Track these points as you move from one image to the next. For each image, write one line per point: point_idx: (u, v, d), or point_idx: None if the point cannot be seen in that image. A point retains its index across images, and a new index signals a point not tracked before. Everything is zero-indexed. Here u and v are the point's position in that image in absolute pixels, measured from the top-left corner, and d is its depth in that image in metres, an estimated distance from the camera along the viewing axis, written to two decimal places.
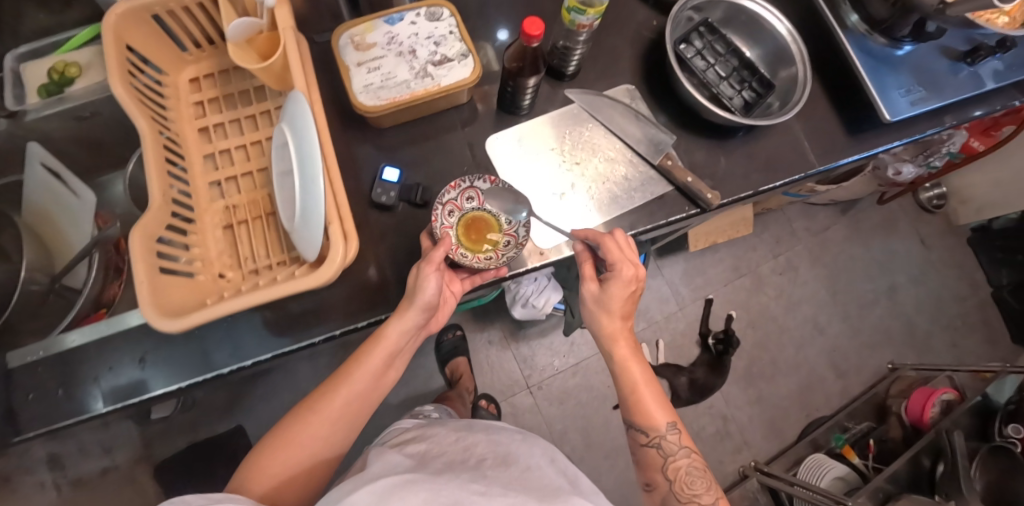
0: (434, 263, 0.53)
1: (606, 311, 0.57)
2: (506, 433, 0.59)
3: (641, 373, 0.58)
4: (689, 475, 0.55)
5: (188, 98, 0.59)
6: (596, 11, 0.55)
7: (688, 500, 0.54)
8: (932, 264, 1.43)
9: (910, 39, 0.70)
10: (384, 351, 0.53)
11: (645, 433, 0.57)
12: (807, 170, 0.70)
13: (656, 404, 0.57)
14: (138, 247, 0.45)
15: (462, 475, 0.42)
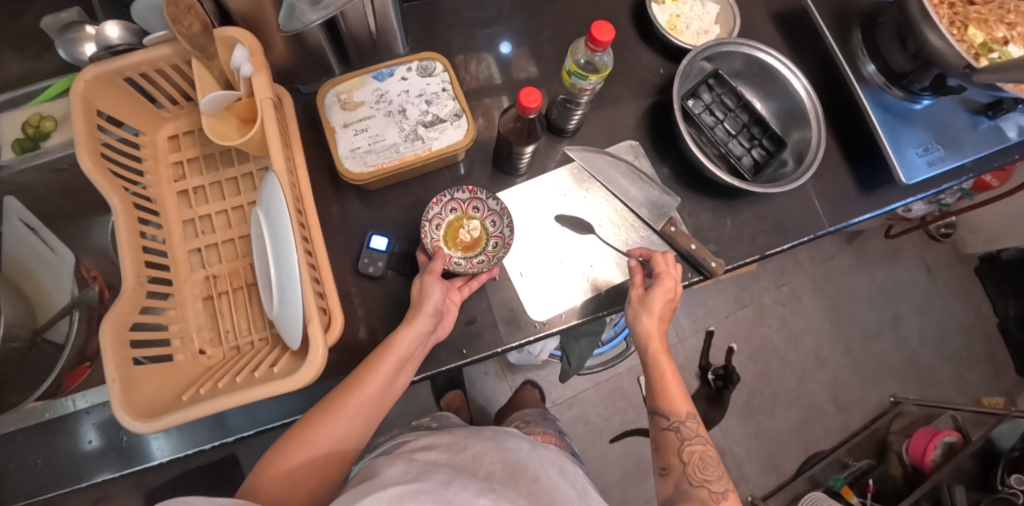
0: (434, 273, 0.52)
1: (647, 310, 0.56)
2: (514, 438, 0.54)
3: (666, 363, 0.57)
4: (703, 461, 0.51)
5: (167, 158, 0.56)
6: (597, 77, 0.52)
7: (700, 484, 0.49)
8: (938, 293, 1.37)
9: (929, 93, 0.66)
10: (396, 360, 0.49)
11: (664, 417, 0.55)
12: (817, 230, 0.67)
13: (679, 391, 0.56)
14: (109, 342, 0.43)
15: (471, 484, 0.37)
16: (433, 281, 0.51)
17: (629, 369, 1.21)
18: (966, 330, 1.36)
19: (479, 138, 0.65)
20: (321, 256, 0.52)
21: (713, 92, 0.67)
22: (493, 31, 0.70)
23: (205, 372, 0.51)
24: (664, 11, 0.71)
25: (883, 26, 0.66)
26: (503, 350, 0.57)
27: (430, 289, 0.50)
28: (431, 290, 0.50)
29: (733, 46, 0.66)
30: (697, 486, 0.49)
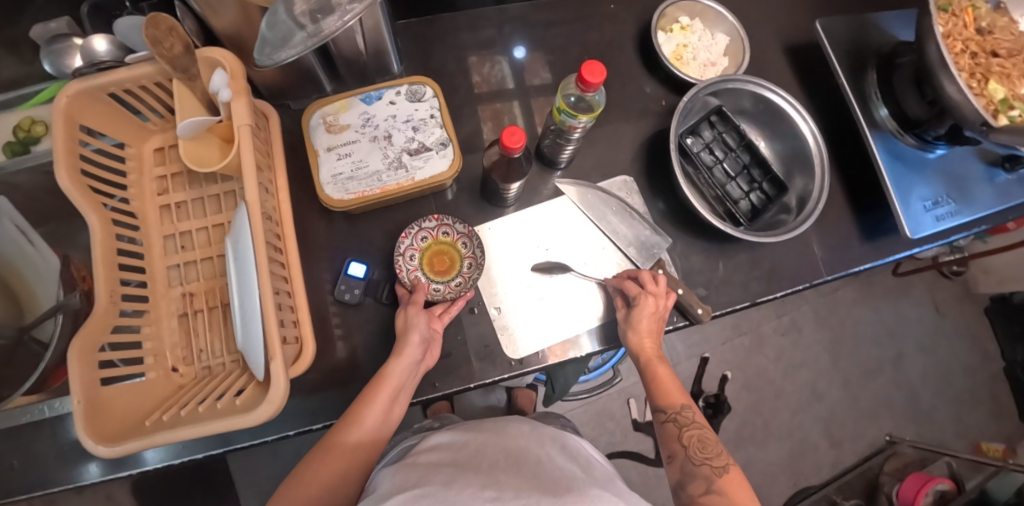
0: (418, 305, 0.51)
1: (632, 327, 0.54)
2: (513, 424, 0.52)
3: (662, 367, 0.55)
4: (703, 441, 0.49)
5: (151, 171, 0.56)
6: (585, 116, 0.50)
7: (703, 462, 0.47)
8: (945, 333, 1.33)
9: (944, 142, 0.64)
10: (390, 390, 0.47)
11: (661, 410, 0.53)
12: (814, 278, 0.65)
13: (673, 382, 0.54)
14: (75, 363, 0.43)
15: (473, 481, 0.37)
16: (418, 313, 0.50)
17: (619, 391, 1.20)
18: (972, 372, 1.31)
19: (468, 164, 0.63)
20: (297, 283, 0.52)
21: (714, 129, 0.65)
22: (491, 52, 0.68)
23: (176, 390, 0.51)
24: (671, 40, 0.68)
25: (900, 69, 0.63)
26: (475, 385, 0.56)
27: (415, 320, 0.50)
28: (416, 321, 0.50)
29: (740, 83, 0.63)
30: (701, 465, 0.47)
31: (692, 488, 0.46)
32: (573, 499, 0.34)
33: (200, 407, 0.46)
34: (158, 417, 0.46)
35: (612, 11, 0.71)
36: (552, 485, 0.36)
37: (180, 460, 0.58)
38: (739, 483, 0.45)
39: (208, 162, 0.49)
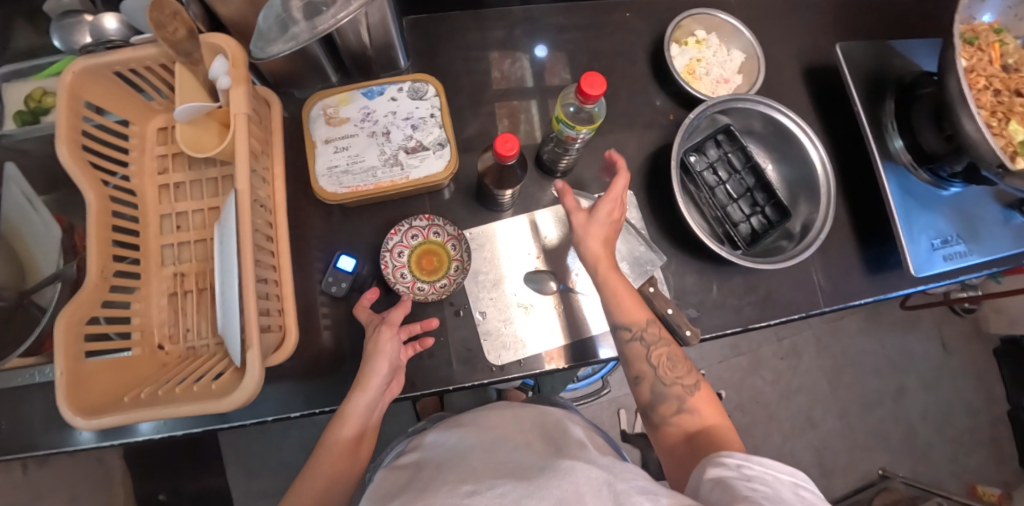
0: (392, 325, 0.50)
1: (590, 231, 0.52)
2: (494, 413, 0.51)
3: (617, 280, 0.52)
4: (671, 359, 0.49)
5: (153, 150, 0.57)
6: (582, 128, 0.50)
7: (673, 382, 0.47)
8: (950, 370, 1.29)
9: (959, 180, 0.63)
10: (351, 429, 0.45)
11: (626, 329, 0.51)
12: (810, 309, 0.63)
13: (634, 299, 0.51)
14: (62, 336, 0.44)
15: (451, 479, 0.36)
16: (388, 335, 0.49)
17: (609, 401, 1.19)
18: (974, 413, 1.27)
19: (467, 165, 0.63)
20: (285, 272, 0.52)
21: (720, 149, 0.63)
22: (501, 53, 0.67)
23: (160, 368, 0.52)
24: (684, 53, 0.67)
25: (920, 101, 0.61)
26: (453, 388, 0.55)
27: (383, 344, 0.48)
28: (384, 345, 0.48)
29: (750, 103, 0.62)
30: (672, 386, 0.47)
31: (664, 410, 0.46)
32: (546, 478, 0.33)
33: (179, 388, 0.47)
34: (137, 394, 0.47)
35: (627, 19, 0.69)
36: (524, 470, 0.36)
37: (164, 434, 0.59)
38: (708, 399, 0.46)
39: (204, 148, 0.49)
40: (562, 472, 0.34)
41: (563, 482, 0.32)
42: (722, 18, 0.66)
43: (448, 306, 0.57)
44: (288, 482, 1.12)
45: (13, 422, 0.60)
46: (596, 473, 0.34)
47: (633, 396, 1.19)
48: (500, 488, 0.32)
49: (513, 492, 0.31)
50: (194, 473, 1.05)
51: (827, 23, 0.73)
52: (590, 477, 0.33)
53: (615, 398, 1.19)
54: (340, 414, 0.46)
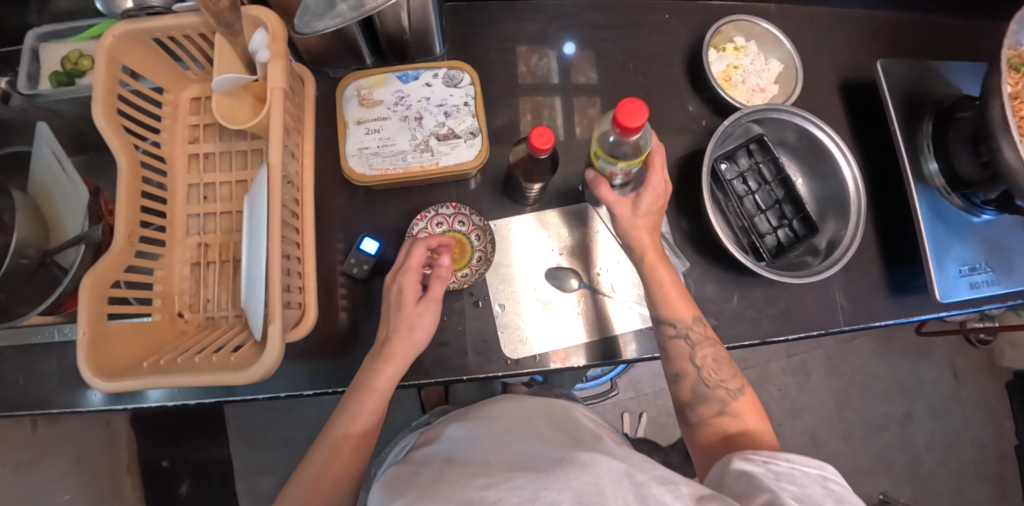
0: (435, 303, 0.50)
1: (636, 216, 0.52)
2: (497, 402, 0.50)
3: (666, 274, 0.53)
4: (715, 362, 0.48)
5: (185, 119, 0.57)
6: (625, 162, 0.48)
7: (717, 385, 0.47)
8: (959, 401, 1.27)
9: (992, 207, 0.62)
10: (374, 404, 0.45)
11: (670, 325, 0.50)
12: (830, 326, 0.63)
13: (679, 294, 0.52)
14: (86, 297, 0.44)
15: (465, 471, 0.35)
16: (432, 311, 0.49)
17: (612, 404, 1.19)
18: (981, 446, 1.26)
19: (495, 156, 0.62)
20: (308, 250, 0.52)
21: (751, 158, 0.63)
22: (531, 47, 0.66)
23: (179, 336, 0.53)
24: (722, 60, 0.66)
25: (959, 123, 0.60)
26: (466, 378, 0.55)
27: (421, 321, 0.48)
28: (422, 321, 0.48)
29: (785, 114, 0.61)
30: (714, 387, 0.46)
31: (703, 410, 0.46)
32: (563, 469, 0.31)
33: (197, 356, 0.47)
34: (156, 360, 0.47)
35: (666, 21, 0.69)
36: (541, 461, 0.34)
37: (174, 403, 0.59)
38: (751, 407, 0.45)
39: (238, 120, 0.49)
40: (582, 463, 0.31)
41: (582, 472, 0.30)
42: (763, 26, 0.65)
43: (467, 296, 0.57)
44: (288, 459, 1.13)
45: (31, 379, 0.60)
46: (616, 464, 0.31)
47: (637, 401, 1.19)
48: (517, 480, 0.31)
49: (531, 483, 0.30)
50: (197, 443, 1.07)
51: (868, 39, 0.72)
52: (611, 467, 0.31)
53: (618, 401, 1.19)
54: (352, 402, 0.45)
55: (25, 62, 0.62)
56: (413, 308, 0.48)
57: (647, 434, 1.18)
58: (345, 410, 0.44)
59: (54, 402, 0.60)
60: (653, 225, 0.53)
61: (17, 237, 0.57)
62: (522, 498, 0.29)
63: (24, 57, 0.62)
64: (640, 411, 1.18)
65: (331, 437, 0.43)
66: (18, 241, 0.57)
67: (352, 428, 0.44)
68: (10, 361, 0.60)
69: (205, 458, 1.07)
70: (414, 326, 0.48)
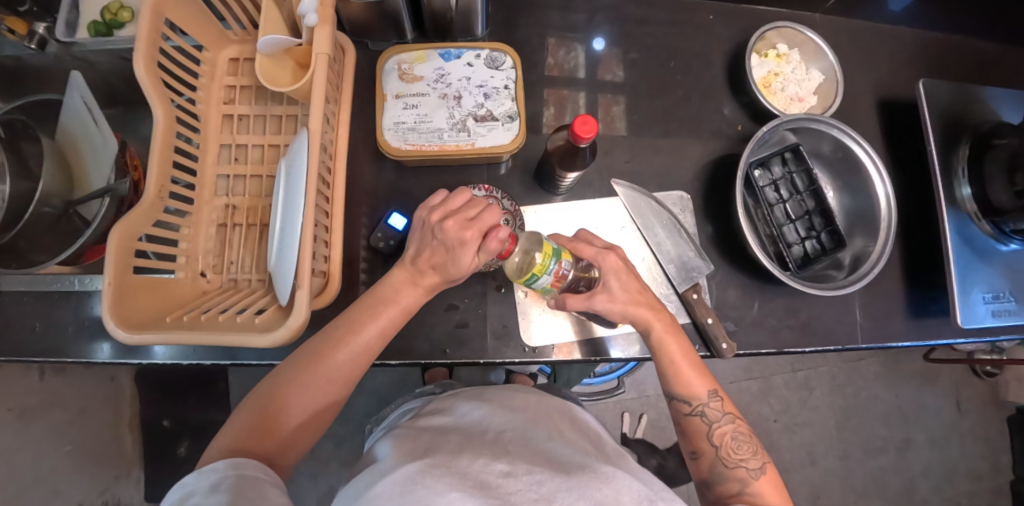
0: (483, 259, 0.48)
1: (614, 300, 0.49)
2: (520, 395, 0.53)
3: (678, 347, 0.49)
4: (736, 439, 0.45)
5: (222, 79, 0.56)
6: (564, 254, 0.47)
7: (736, 465, 0.43)
8: (959, 431, 1.27)
9: (1019, 237, 0.60)
10: (392, 314, 0.47)
11: (684, 402, 0.47)
12: (847, 343, 0.62)
13: (692, 369, 0.48)
14: (115, 246, 0.44)
15: (483, 451, 0.36)
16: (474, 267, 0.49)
17: (613, 404, 1.19)
18: (976, 478, 1.26)
19: (529, 144, 0.62)
20: (336, 219, 0.51)
21: (785, 167, 0.62)
22: (559, 40, 0.66)
23: (200, 295, 0.52)
24: (763, 65, 0.66)
25: (996, 150, 0.59)
26: (483, 362, 0.56)
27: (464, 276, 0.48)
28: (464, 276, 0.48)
29: (823, 125, 0.61)
30: (734, 468, 0.43)
31: (722, 489, 0.43)
32: (586, 478, 0.32)
33: (221, 316, 0.47)
34: (179, 316, 0.47)
35: (710, 22, 0.68)
36: (565, 464, 0.35)
37: (184, 362, 0.59)
38: (773, 486, 0.42)
39: (279, 83, 0.49)
40: (604, 476, 0.33)
41: (604, 486, 0.31)
42: (808, 35, 0.64)
43: (491, 281, 0.58)
44: None
45: (46, 326, 0.60)
46: (637, 486, 0.33)
47: (638, 402, 1.19)
48: (538, 476, 0.32)
49: (552, 482, 0.31)
50: None
51: (911, 58, 0.71)
52: (632, 488, 0.32)
53: (619, 401, 1.20)
54: (347, 325, 0.45)
55: (65, 10, 0.60)
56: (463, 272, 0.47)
57: (645, 436, 1.18)
58: (338, 332, 0.45)
59: (67, 351, 0.60)
60: (637, 295, 0.49)
61: (42, 185, 0.56)
62: (540, 494, 0.29)
63: (63, 5, 0.60)
64: (641, 412, 1.18)
65: (316, 350, 0.44)
66: (44, 190, 0.58)
67: (341, 351, 0.44)
68: (26, 307, 0.60)
69: None
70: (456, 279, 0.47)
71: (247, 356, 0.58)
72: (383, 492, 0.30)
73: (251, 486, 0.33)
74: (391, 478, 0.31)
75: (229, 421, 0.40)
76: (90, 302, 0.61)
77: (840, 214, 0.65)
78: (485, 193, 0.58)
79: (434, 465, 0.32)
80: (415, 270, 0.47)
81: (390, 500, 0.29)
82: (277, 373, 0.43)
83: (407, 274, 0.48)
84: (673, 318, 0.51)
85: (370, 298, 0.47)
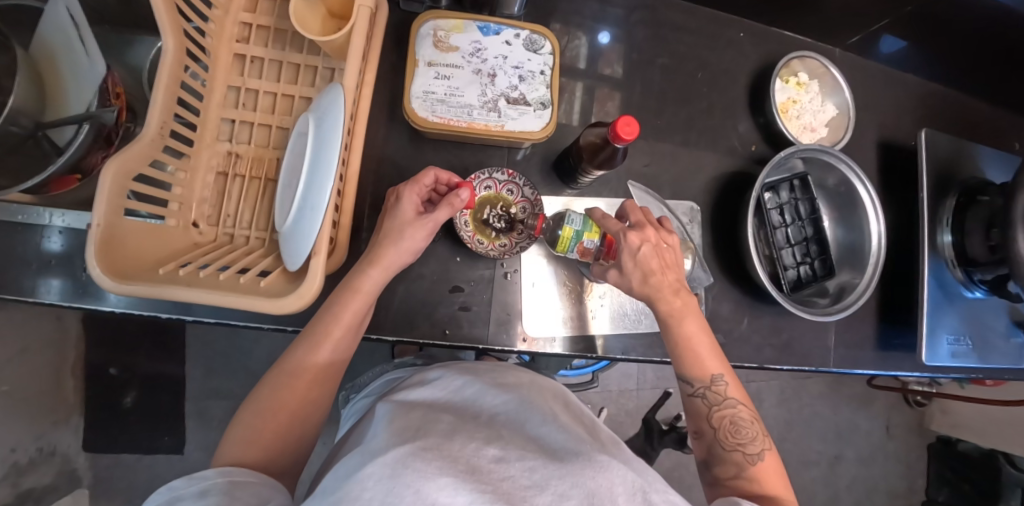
0: (434, 223, 0.47)
1: (636, 285, 0.49)
2: (512, 373, 0.53)
3: (694, 326, 0.49)
4: (735, 424, 0.45)
5: (236, 15, 0.51)
6: (591, 234, 0.54)
7: (734, 448, 0.44)
8: (885, 452, 1.39)
9: (986, 286, 0.65)
10: (362, 304, 0.45)
11: (689, 383, 0.47)
12: (820, 365, 0.66)
13: (706, 349, 0.48)
14: (108, 183, 0.40)
15: (476, 435, 0.35)
16: (427, 232, 0.47)
17: (578, 396, 1.21)
18: (891, 493, 1.39)
19: (554, 134, 0.62)
20: (350, 183, 0.48)
21: (792, 193, 0.64)
22: (591, 29, 0.65)
23: (191, 247, 0.48)
24: (784, 90, 0.68)
25: (979, 207, 0.63)
26: (483, 348, 0.55)
27: (413, 232, 0.46)
28: (415, 234, 0.46)
29: (833, 158, 0.64)
30: (732, 451, 0.44)
31: (720, 471, 0.44)
32: (579, 465, 0.31)
33: (220, 274, 0.43)
34: (173, 268, 0.43)
35: (739, 39, 0.69)
36: (558, 450, 0.35)
37: (151, 313, 0.54)
38: (774, 470, 0.43)
39: (308, 30, 0.45)
40: (600, 464, 0.32)
41: (599, 474, 0.31)
42: (829, 69, 0.67)
43: (499, 267, 0.57)
44: (241, 386, 1.06)
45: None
46: (632, 476, 0.32)
47: (600, 395, 1.24)
48: (530, 462, 0.32)
49: (545, 469, 0.31)
50: (153, 356, 1.01)
51: (914, 104, 0.75)
52: (626, 477, 0.32)
53: (583, 394, 1.23)
54: (319, 329, 0.43)
55: None
56: (410, 223, 0.47)
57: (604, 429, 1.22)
58: (313, 336, 0.43)
59: (24, 286, 0.54)
60: (649, 276, 0.48)
61: (9, 99, 0.49)
62: (532, 481, 0.29)
63: None
64: (601, 405, 1.23)
65: (289, 365, 0.42)
66: (11, 106, 0.49)
67: (316, 358, 0.42)
68: None
69: (157, 371, 1.01)
70: (401, 236, 0.46)
71: (204, 312, 0.55)
72: (372, 474, 0.28)
73: (242, 494, 0.33)
74: (381, 459, 0.30)
75: (227, 438, 0.39)
76: (50, 238, 0.55)
77: (834, 244, 0.68)
78: (507, 179, 0.57)
79: (425, 449, 0.30)
80: (378, 251, 0.46)
81: (377, 484, 0.27)
82: (259, 389, 0.42)
83: (371, 259, 0.45)
84: (690, 298, 0.50)
85: (338, 295, 0.45)
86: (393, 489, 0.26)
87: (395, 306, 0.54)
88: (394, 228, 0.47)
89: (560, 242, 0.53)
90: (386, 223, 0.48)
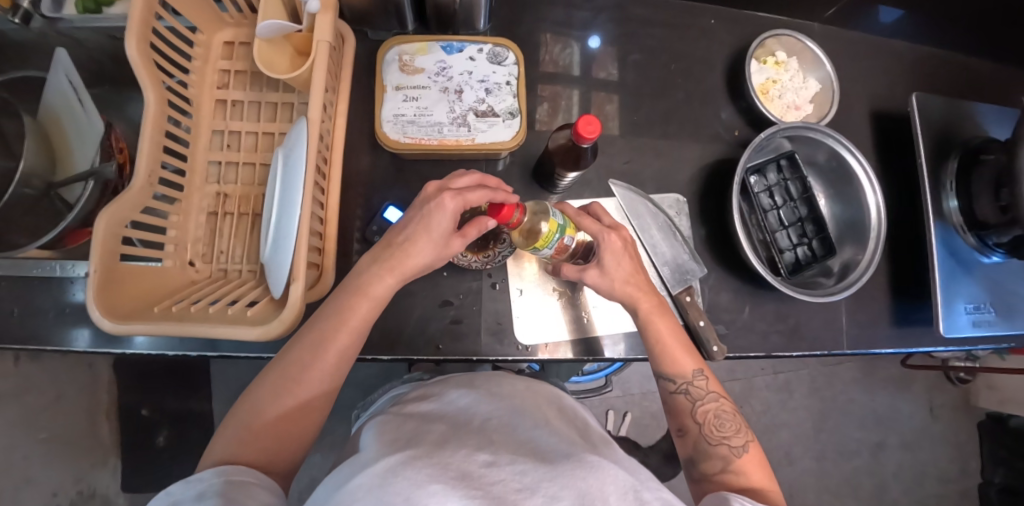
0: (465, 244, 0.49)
1: (604, 275, 0.48)
2: (509, 383, 0.54)
3: (669, 324, 0.49)
4: (719, 417, 0.44)
5: (216, 63, 0.55)
6: (570, 230, 0.48)
7: (719, 442, 0.43)
8: (931, 435, 1.31)
9: (1002, 250, 0.62)
10: (371, 310, 0.46)
11: (669, 380, 0.47)
12: (833, 347, 0.64)
13: (679, 346, 0.48)
14: (102, 232, 0.43)
15: (467, 442, 0.35)
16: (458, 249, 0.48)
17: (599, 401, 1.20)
18: (943, 479, 1.30)
19: (532, 141, 0.62)
20: (331, 209, 0.50)
21: (780, 174, 0.63)
22: (558, 35, 0.66)
23: (188, 284, 0.51)
24: (762, 72, 0.67)
25: (983, 165, 0.60)
26: (477, 359, 0.56)
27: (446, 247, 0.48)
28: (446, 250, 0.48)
29: (819, 134, 0.62)
30: (717, 445, 0.43)
31: (706, 466, 0.42)
32: (569, 467, 0.31)
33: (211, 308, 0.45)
34: (168, 306, 0.46)
35: (711, 26, 0.69)
36: (548, 453, 0.34)
37: (165, 353, 0.56)
38: (758, 463, 0.41)
39: (276, 69, 0.48)
40: (590, 465, 0.32)
41: (589, 475, 0.30)
42: (807, 44, 0.66)
43: (486, 278, 0.58)
44: None
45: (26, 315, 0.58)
46: (623, 475, 0.32)
47: (623, 400, 1.22)
48: (521, 466, 0.31)
49: (534, 472, 0.30)
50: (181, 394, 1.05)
51: (905, 70, 0.73)
52: (618, 477, 0.31)
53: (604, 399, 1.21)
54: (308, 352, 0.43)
55: None
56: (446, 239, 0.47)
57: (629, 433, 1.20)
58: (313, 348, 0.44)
59: (52, 338, 0.57)
60: (628, 277, 0.49)
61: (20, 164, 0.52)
62: (522, 484, 0.29)
63: None
64: (625, 409, 1.21)
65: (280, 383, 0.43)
66: (23, 170, 0.53)
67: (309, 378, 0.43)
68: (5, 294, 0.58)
69: (185, 409, 1.05)
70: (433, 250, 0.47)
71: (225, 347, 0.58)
72: (361, 485, 0.28)
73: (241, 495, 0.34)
74: (370, 470, 0.30)
75: (222, 435, 0.40)
76: (72, 289, 0.59)
77: (832, 222, 0.66)
78: None
79: (415, 457, 0.31)
80: (401, 257, 0.46)
81: (367, 494, 0.27)
82: (240, 406, 0.42)
83: (393, 266, 0.46)
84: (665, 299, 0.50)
85: (342, 303, 0.46)
86: (381, 497, 0.27)
87: (389, 326, 0.55)
88: (431, 241, 0.47)
89: (545, 236, 0.46)
90: (418, 226, 0.47)
